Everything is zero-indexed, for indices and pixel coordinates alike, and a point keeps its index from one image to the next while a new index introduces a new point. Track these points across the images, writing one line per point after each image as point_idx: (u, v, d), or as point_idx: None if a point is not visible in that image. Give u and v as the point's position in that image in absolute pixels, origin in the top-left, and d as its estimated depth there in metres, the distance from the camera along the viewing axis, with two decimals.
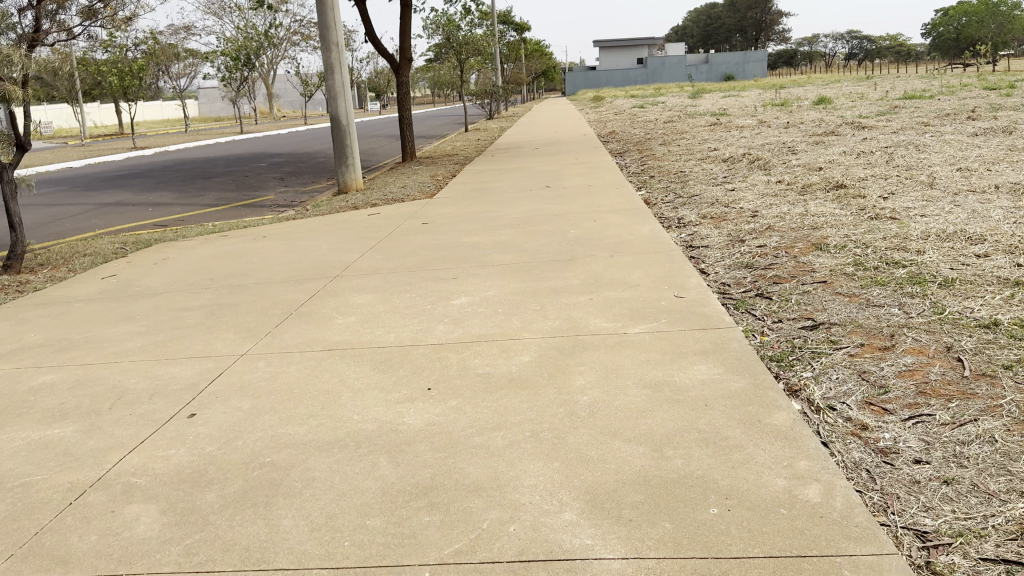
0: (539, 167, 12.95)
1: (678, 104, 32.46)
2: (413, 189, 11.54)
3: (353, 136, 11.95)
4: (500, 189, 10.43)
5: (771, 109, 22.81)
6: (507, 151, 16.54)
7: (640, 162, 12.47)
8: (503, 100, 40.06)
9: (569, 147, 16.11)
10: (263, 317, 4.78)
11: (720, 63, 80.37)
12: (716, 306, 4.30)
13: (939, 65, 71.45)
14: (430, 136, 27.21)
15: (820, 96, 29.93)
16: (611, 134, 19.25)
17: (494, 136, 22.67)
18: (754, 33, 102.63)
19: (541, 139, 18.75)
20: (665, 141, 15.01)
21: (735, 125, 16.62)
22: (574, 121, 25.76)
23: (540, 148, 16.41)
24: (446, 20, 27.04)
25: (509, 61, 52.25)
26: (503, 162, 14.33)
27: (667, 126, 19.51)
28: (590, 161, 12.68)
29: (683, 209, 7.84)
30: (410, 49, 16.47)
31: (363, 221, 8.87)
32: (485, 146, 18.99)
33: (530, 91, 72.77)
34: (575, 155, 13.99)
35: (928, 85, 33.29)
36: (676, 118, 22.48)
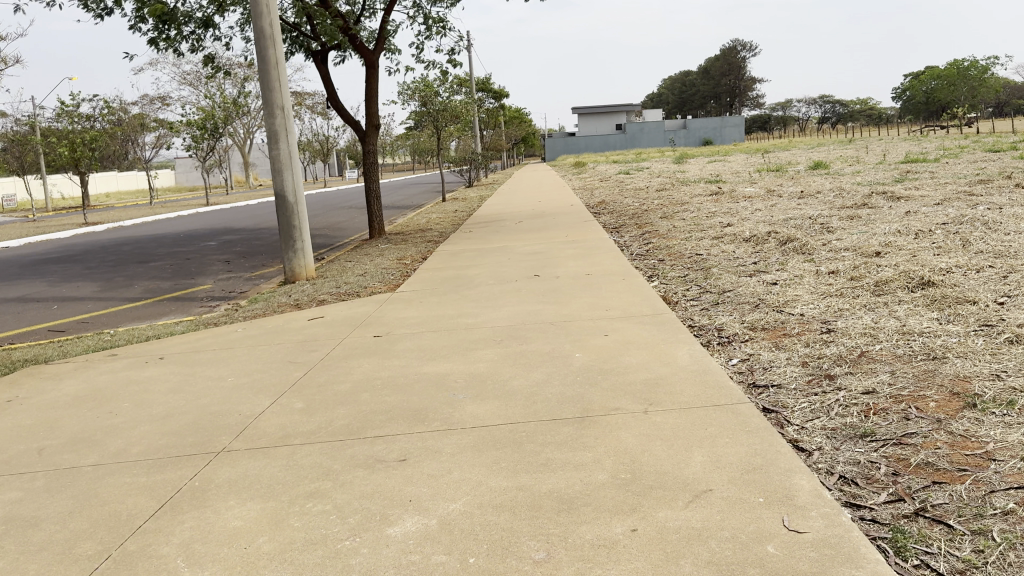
0: (523, 247, 11.03)
1: (666, 170, 31.09)
2: (375, 276, 9.55)
3: (303, 215, 10.02)
4: (478, 280, 8.47)
5: (771, 175, 21.26)
6: (486, 226, 14.65)
7: (641, 240, 10.59)
8: (482, 167, 38.61)
9: (557, 220, 14.24)
10: (55, 571, 2.74)
11: (699, 128, 80.09)
12: (876, 563, 2.33)
13: (916, 129, 71.59)
14: (405, 206, 25.46)
15: (815, 160, 28.65)
16: (601, 204, 17.51)
17: (472, 207, 20.92)
18: (730, 99, 103.62)
19: (523, 211, 16.92)
20: (664, 213, 13.20)
21: (741, 193, 14.91)
22: (557, 189, 24.11)
23: (523, 222, 14.52)
24: (425, 84, 25.43)
25: (488, 128, 51.25)
26: (482, 240, 12.41)
27: (661, 195, 17.78)
28: (583, 240, 10.78)
29: (720, 314, 5.94)
30: (376, 114, 14.73)
31: (300, 327, 6.85)
32: (462, 219, 17.16)
33: (510, 157, 71.93)
34: (564, 232, 12.12)
35: (923, 147, 32.14)
36: (666, 186, 20.79)
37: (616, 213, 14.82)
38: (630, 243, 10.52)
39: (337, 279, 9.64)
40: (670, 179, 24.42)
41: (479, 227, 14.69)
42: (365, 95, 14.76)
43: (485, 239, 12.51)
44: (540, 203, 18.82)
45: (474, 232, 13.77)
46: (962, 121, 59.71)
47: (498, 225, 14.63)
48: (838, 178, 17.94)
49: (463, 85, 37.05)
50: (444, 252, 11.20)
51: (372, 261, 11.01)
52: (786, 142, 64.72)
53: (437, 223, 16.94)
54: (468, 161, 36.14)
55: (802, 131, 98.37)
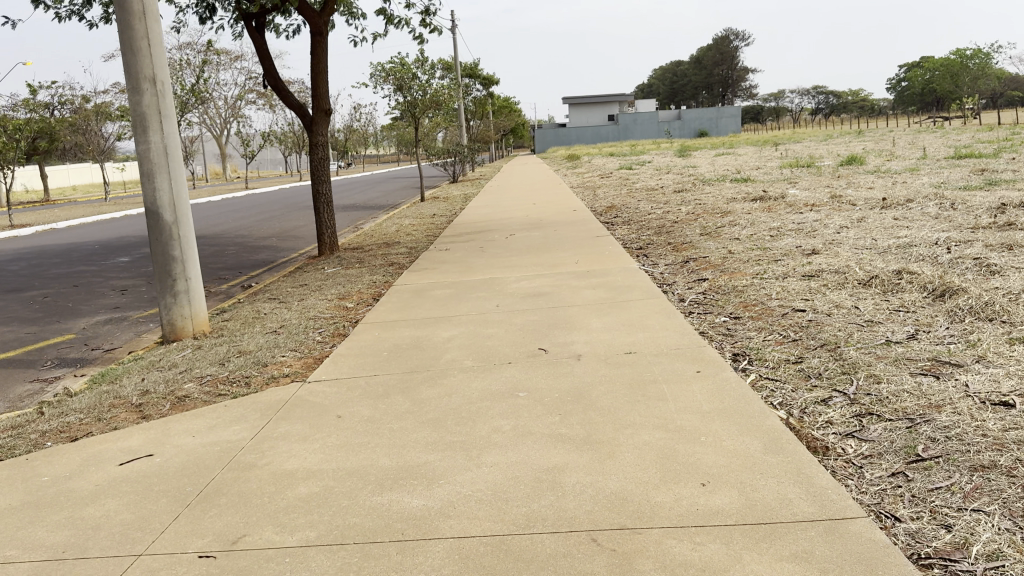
0: (518, 281, 7.69)
1: (671, 165, 27.88)
2: (295, 336, 6.26)
3: (190, 240, 6.70)
4: (446, 356, 5.16)
5: (803, 172, 18.11)
6: (467, 242, 11.32)
7: (688, 274, 7.33)
8: (468, 160, 35.25)
9: (561, 236, 10.90)
10: None
11: (693, 119, 76.81)
12: None
13: (919, 121, 68.72)
14: (377, 207, 22.12)
15: (839, 154, 25.51)
16: (609, 208, 14.28)
17: (454, 210, 17.64)
18: (723, 90, 100.55)
19: (515, 219, 13.62)
20: (702, 226, 9.91)
21: (791, 197, 11.73)
22: (553, 188, 20.88)
23: (515, 238, 11.21)
24: (402, 66, 21.94)
25: (474, 117, 47.82)
26: (460, 266, 9.08)
27: (681, 197, 14.51)
28: (604, 275, 7.47)
29: (967, 512, 2.72)
30: (325, 95, 11.41)
31: (98, 488, 3.53)
32: (438, 227, 13.88)
33: (498, 149, 68.39)
34: (574, 256, 8.82)
35: (950, 140, 29.09)
36: (683, 185, 17.59)
37: (632, 224, 11.49)
38: (672, 278, 7.25)
39: (236, 339, 6.32)
40: (682, 175, 21.11)
41: (459, 242, 11.36)
42: (312, 71, 11.44)
43: (463, 264, 9.21)
44: (535, 207, 15.49)
45: (450, 251, 10.45)
46: (972, 113, 56.72)
47: (485, 241, 11.30)
48: (898, 178, 14.68)
49: (448, 70, 33.50)
50: (406, 288, 7.86)
51: (303, 301, 7.69)
52: (788, 133, 61.58)
53: (408, 233, 13.59)
54: (452, 154, 32.65)
55: (797, 123, 95.49)
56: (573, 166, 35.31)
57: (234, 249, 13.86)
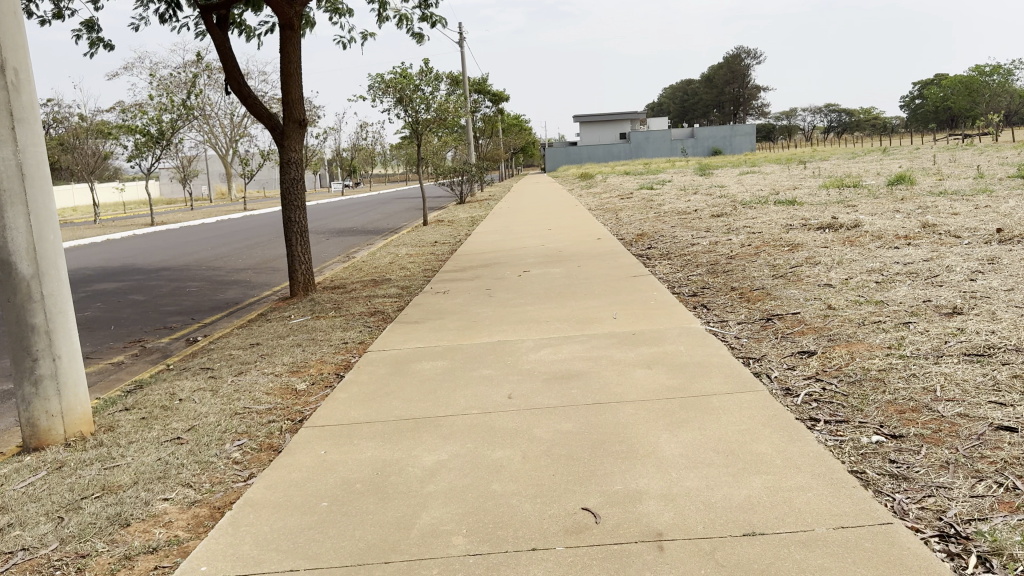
0: (538, 348, 5.52)
1: (695, 184, 25.73)
2: (202, 453, 4.13)
3: (62, 300, 4.60)
4: (422, 519, 2.99)
5: (855, 194, 15.94)
6: (471, 280, 9.16)
7: (781, 341, 5.20)
8: (475, 180, 33.18)
9: (587, 274, 8.74)
10: None
11: (707, 137, 74.65)
12: None
13: (941, 139, 66.52)
14: (376, 231, 20.07)
15: (880, 172, 23.31)
16: (639, 235, 12.15)
17: (458, 236, 15.54)
18: (734, 107, 98.60)
19: (529, 250, 11.46)
20: (770, 264, 7.75)
21: (868, 225, 9.55)
22: (569, 211, 18.75)
23: (530, 276, 9.04)
24: (404, 77, 19.88)
25: (482, 135, 45.90)
26: (458, 318, 6.91)
27: (723, 222, 12.34)
28: (660, 342, 5.29)
29: None
30: (298, 102, 9.36)
31: None
32: (437, 259, 11.76)
33: (507, 167, 66.51)
34: (610, 307, 6.65)
35: (996, 156, 26.82)
36: (719, 207, 15.45)
37: (674, 258, 9.33)
38: (759, 348, 5.11)
39: (118, 455, 4.19)
40: (713, 197, 18.92)
41: (460, 281, 9.19)
42: (283, 73, 9.39)
43: (463, 315, 7.04)
44: (552, 235, 13.32)
45: (448, 294, 8.29)
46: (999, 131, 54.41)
47: (492, 279, 9.13)
48: (980, 201, 12.45)
49: (455, 84, 31.49)
50: (382, 355, 5.71)
51: (241, 378, 5.56)
52: (806, 152, 59.39)
53: (403, 266, 11.45)
54: (460, 173, 30.54)
55: (812, 142, 93.44)
56: (587, 185, 33.14)
57: (199, 284, 11.74)
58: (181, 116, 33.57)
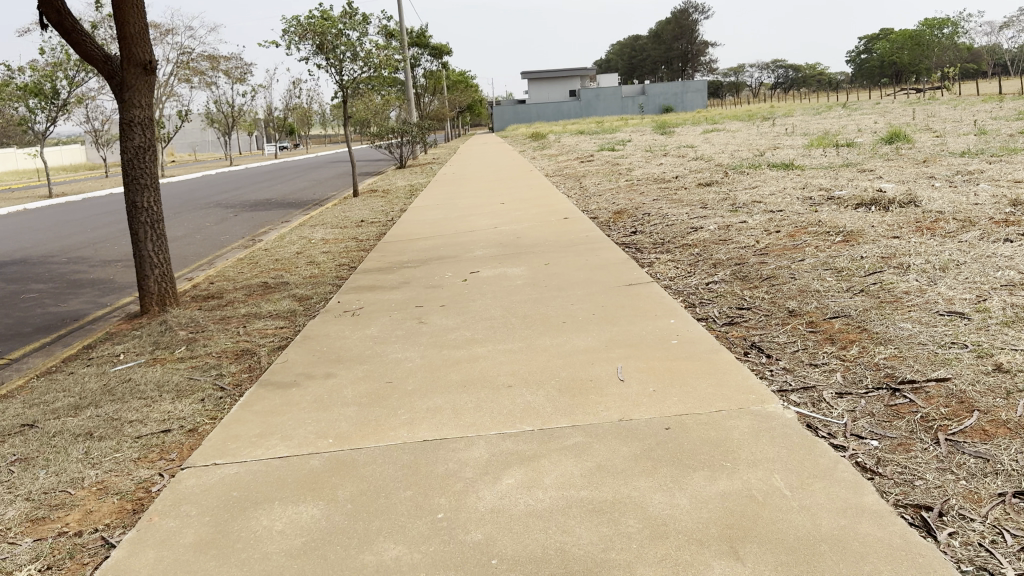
0: (493, 463, 2.98)
1: (659, 144, 23.29)
2: None
3: None
4: None
5: (857, 156, 13.64)
6: (397, 289, 6.54)
7: (961, 459, 2.76)
8: (417, 142, 30.16)
9: (559, 278, 6.22)
10: None
11: (658, 94, 72.16)
12: None
13: (894, 92, 65.28)
14: (298, 203, 17.19)
15: (863, 129, 21.18)
16: (616, 213, 9.66)
17: (393, 212, 12.82)
18: (682, 64, 96.30)
19: (479, 238, 8.85)
20: (829, 267, 5.32)
21: (927, 202, 7.17)
22: (524, 179, 16.13)
23: (480, 282, 6.47)
24: (324, 20, 16.69)
25: (426, 92, 42.73)
26: (363, 371, 4.31)
27: (719, 194, 9.90)
28: (732, 465, 2.77)
29: None
30: (139, 35, 6.53)
31: None
32: (357, 250, 9.09)
33: (453, 127, 63.18)
34: (610, 355, 4.12)
35: (977, 111, 24.89)
36: (704, 172, 13.01)
37: (675, 251, 6.86)
38: (926, 480, 2.67)
39: None
40: (687, 159, 16.45)
41: (380, 290, 6.56)
42: None
43: (371, 364, 4.44)
44: (507, 213, 10.71)
45: (360, 315, 5.67)
46: (951, 86, 53.20)
47: (427, 286, 6.53)
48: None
49: (391, 34, 28.16)
50: (207, 481, 3.11)
51: None
52: (761, 108, 57.31)
53: (312, 260, 8.77)
54: (399, 134, 27.49)
55: (762, 98, 91.89)
56: (540, 147, 30.37)
57: (41, 289, 8.86)
58: (80, 73, 29.61)
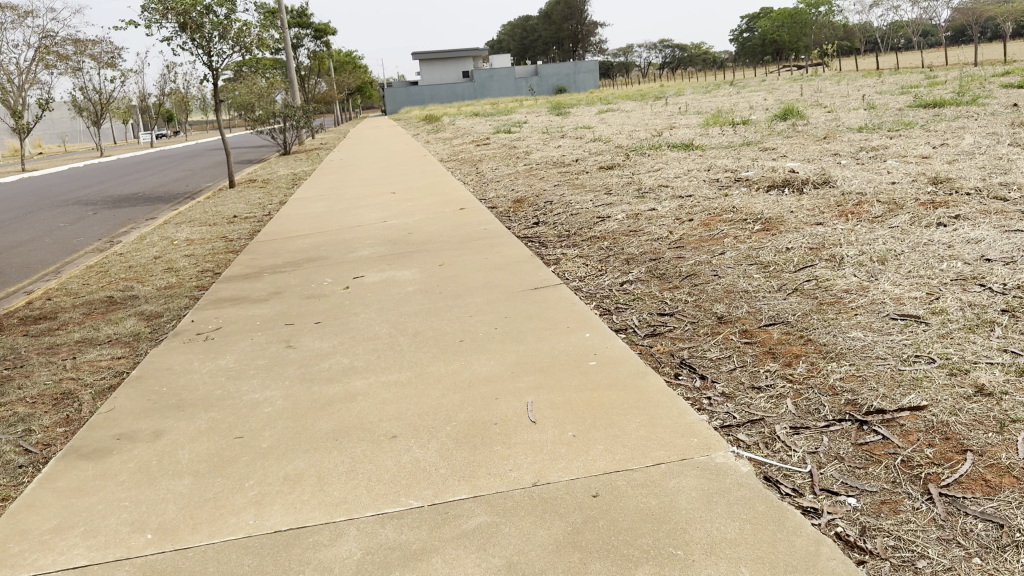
0: (365, 565, 2.22)
1: (556, 125, 22.75)
2: None
3: None
4: None
5: (755, 134, 13.40)
6: (266, 303, 5.65)
7: (966, 523, 2.17)
8: (304, 128, 28.65)
9: (453, 282, 5.47)
10: None
11: (550, 74, 72.00)
12: None
13: (777, 70, 67.18)
14: (170, 198, 15.74)
15: (756, 107, 21.22)
16: (515, 202, 8.96)
17: (272, 206, 11.73)
18: (573, 45, 96.52)
19: (364, 235, 7.98)
20: (755, 261, 4.77)
21: (842, 183, 6.77)
22: (416, 165, 15.24)
23: (364, 288, 5.64)
24: None
25: (312, 75, 40.90)
26: (209, 423, 3.46)
27: (622, 178, 9.34)
28: (682, 554, 2.10)
29: None
30: None
31: None
32: (227, 253, 8.07)
33: (344, 111, 61.10)
34: (517, 385, 3.40)
35: (861, 86, 25.46)
36: (604, 154, 12.47)
37: (583, 244, 6.21)
38: (931, 558, 2.06)
39: None
40: (584, 141, 15.94)
41: (246, 304, 5.65)
42: None
43: (222, 411, 3.58)
44: (396, 204, 9.86)
45: (216, 339, 4.77)
46: (830, 63, 55.04)
47: (301, 297, 5.66)
48: (924, 138, 10.10)
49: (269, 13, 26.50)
50: None
51: None
52: (652, 87, 57.91)
53: (172, 267, 7.71)
54: (283, 119, 25.96)
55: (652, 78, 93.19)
56: (432, 130, 29.33)
57: None
58: None
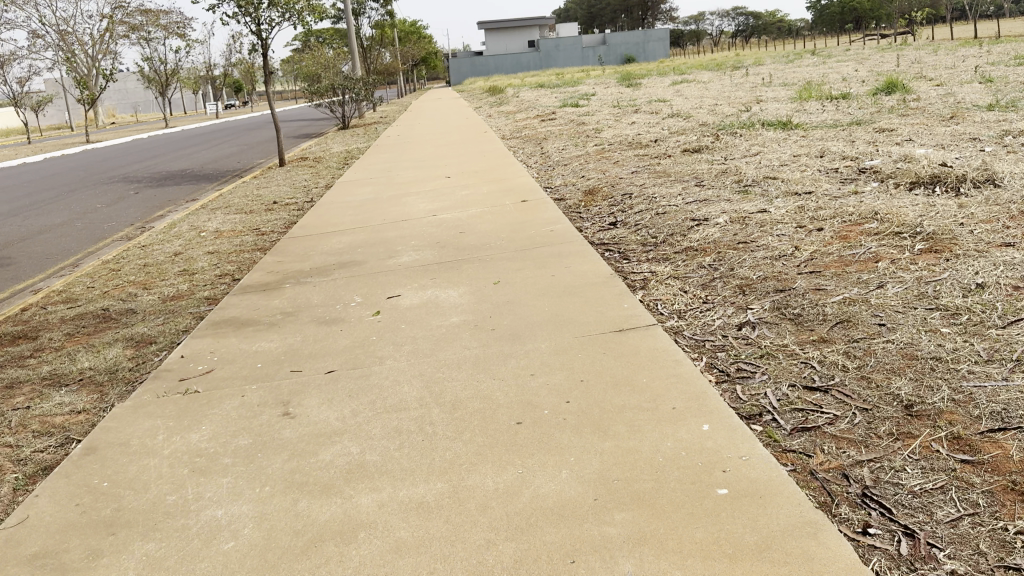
0: None
1: (628, 99, 21.12)
2: None
3: None
4: None
5: (863, 112, 11.69)
6: (277, 331, 4.49)
7: None
8: (364, 100, 27.61)
9: (513, 312, 4.23)
10: None
11: (619, 44, 69.60)
12: None
13: (862, 38, 63.29)
14: (217, 176, 14.86)
15: (854, 80, 19.19)
16: (587, 194, 7.64)
17: (317, 190, 10.65)
18: (642, 13, 93.25)
19: (410, 233, 6.79)
20: (937, 306, 3.42)
21: (1015, 184, 5.27)
22: (476, 143, 13.99)
23: (399, 315, 4.43)
24: None
25: (375, 44, 39.81)
26: (142, 570, 2.30)
27: (714, 167, 7.91)
28: None
29: None
30: None
31: None
32: (253, 252, 6.98)
33: (407, 82, 59.98)
34: (608, 533, 2.17)
35: (969, 56, 23.00)
36: (688, 134, 10.98)
37: (679, 259, 4.89)
38: None
39: None
40: (663, 117, 14.39)
41: (254, 332, 4.51)
42: None
43: (164, 545, 2.41)
44: (451, 192, 8.66)
45: (199, 392, 3.62)
46: (921, 32, 51.43)
47: (321, 325, 4.48)
48: None
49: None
50: None
51: None
52: (726, 57, 55.25)
53: (188, 268, 6.65)
54: (341, 91, 24.94)
55: (725, 47, 89.62)
56: (496, 103, 27.97)
57: None
58: None
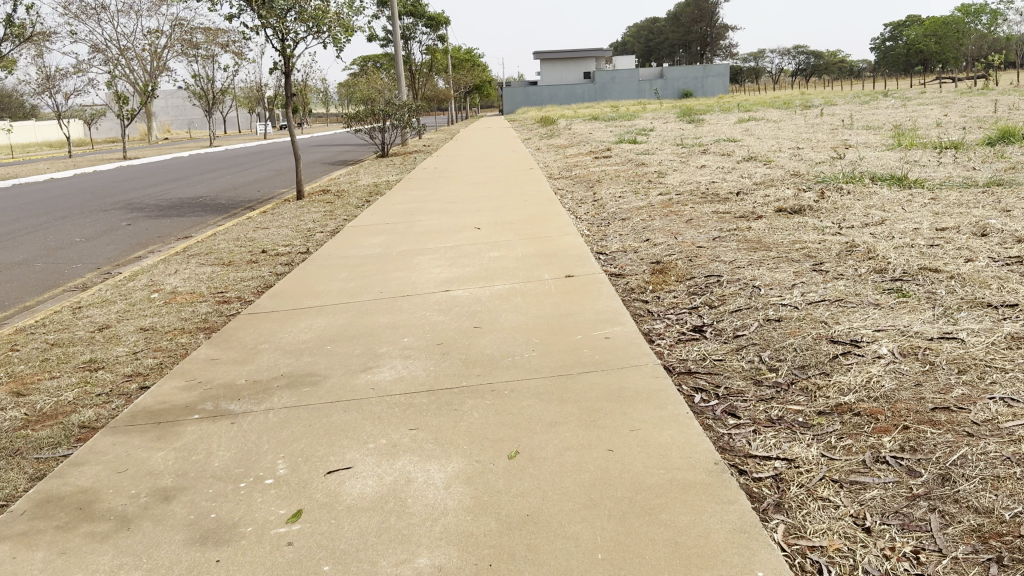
0: None
1: (691, 137, 19.07)
2: None
3: None
4: None
5: (993, 168, 9.48)
6: (119, 541, 2.55)
7: None
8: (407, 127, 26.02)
9: (534, 550, 2.24)
10: None
11: (677, 77, 67.58)
12: None
13: (934, 81, 60.17)
14: (226, 207, 13.21)
15: (952, 125, 16.87)
16: (653, 270, 5.65)
17: (320, 236, 8.83)
18: (702, 47, 91.23)
19: (408, 321, 4.86)
20: None
21: None
22: (519, 184, 12.10)
23: (329, 530, 2.47)
24: None
25: (426, 69, 38.43)
26: None
27: (828, 240, 5.85)
28: None
29: None
30: None
31: None
32: (193, 336, 5.10)
33: (458, 109, 58.71)
34: None
35: None
36: (776, 187, 8.90)
37: (833, 433, 2.88)
38: None
39: None
40: (736, 161, 12.32)
41: (79, 543, 2.58)
42: None
43: None
44: (476, 254, 6.73)
45: None
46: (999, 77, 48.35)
47: (195, 535, 2.55)
48: None
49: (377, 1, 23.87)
50: None
51: None
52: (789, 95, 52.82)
53: (97, 358, 4.79)
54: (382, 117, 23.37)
55: (785, 85, 86.95)
56: (546, 135, 26.18)
57: None
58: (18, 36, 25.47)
